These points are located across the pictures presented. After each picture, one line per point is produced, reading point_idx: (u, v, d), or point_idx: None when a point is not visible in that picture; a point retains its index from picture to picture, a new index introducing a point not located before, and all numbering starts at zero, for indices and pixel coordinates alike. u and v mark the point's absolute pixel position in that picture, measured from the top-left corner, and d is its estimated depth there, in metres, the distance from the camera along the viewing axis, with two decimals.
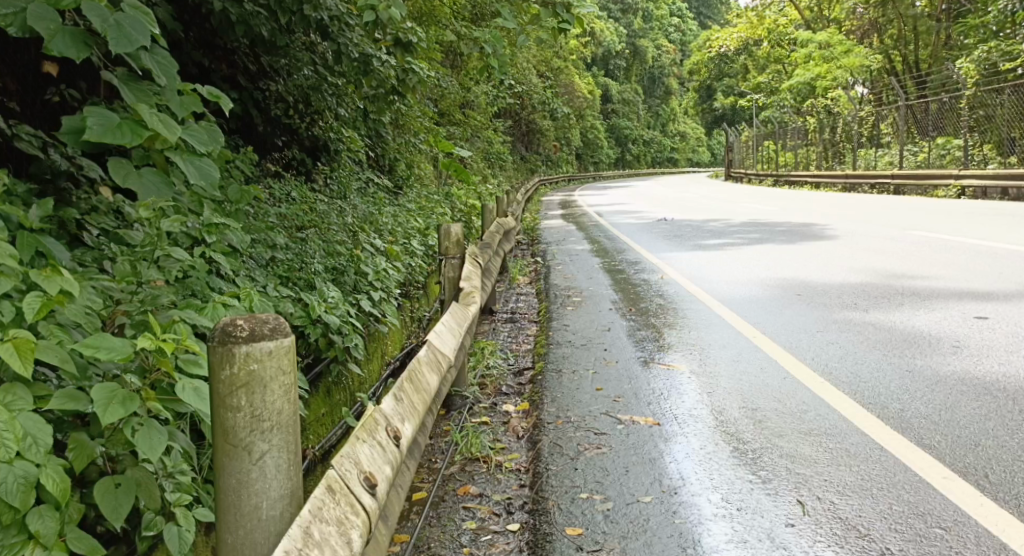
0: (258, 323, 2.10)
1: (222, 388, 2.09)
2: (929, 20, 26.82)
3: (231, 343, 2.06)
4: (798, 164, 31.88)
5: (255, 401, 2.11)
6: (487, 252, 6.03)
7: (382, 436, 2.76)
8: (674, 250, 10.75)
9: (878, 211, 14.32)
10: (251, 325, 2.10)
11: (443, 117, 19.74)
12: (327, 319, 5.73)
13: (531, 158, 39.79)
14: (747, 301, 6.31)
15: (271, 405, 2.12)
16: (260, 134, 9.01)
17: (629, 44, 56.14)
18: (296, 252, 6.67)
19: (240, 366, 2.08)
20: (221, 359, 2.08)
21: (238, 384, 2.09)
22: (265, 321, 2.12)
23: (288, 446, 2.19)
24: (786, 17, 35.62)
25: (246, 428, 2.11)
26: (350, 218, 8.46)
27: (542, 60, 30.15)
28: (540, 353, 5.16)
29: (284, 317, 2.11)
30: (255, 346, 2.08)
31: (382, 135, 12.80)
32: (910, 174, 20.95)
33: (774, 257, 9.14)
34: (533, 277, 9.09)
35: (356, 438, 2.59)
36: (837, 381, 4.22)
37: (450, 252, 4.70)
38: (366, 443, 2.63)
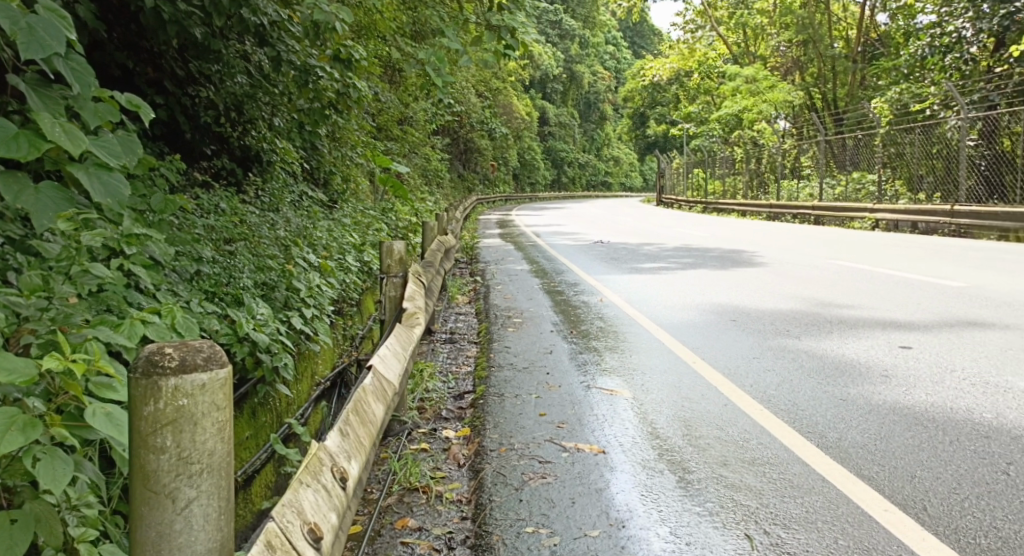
0: (189, 353, 1.98)
1: (144, 425, 1.95)
2: (846, 62, 27.56)
3: (158, 375, 1.93)
4: (726, 193, 32.52)
5: (183, 441, 1.98)
6: (429, 270, 5.88)
7: (329, 479, 2.59)
8: (611, 272, 10.78)
9: (805, 240, 14.63)
10: (181, 355, 1.97)
11: (380, 131, 19.53)
12: (254, 337, 5.62)
13: (468, 177, 39.73)
14: (685, 325, 6.29)
15: (201, 446, 2.00)
16: (188, 141, 8.71)
17: (566, 68, 56.69)
18: (223, 265, 6.44)
19: (168, 401, 1.95)
20: (145, 393, 1.94)
21: (164, 421, 1.95)
22: (197, 351, 2.00)
23: (219, 493, 2.05)
24: (716, 51, 36.47)
25: (171, 472, 1.98)
26: (282, 231, 8.22)
27: (480, 80, 30.18)
28: (481, 375, 5.01)
29: (219, 349, 1.99)
30: (186, 378, 1.95)
31: (317, 148, 12.55)
32: (829, 206, 21.53)
33: (709, 282, 9.21)
34: (471, 296, 8.95)
35: (299, 482, 2.41)
36: (775, 409, 4.18)
37: (392, 271, 4.54)
38: (310, 486, 2.46)
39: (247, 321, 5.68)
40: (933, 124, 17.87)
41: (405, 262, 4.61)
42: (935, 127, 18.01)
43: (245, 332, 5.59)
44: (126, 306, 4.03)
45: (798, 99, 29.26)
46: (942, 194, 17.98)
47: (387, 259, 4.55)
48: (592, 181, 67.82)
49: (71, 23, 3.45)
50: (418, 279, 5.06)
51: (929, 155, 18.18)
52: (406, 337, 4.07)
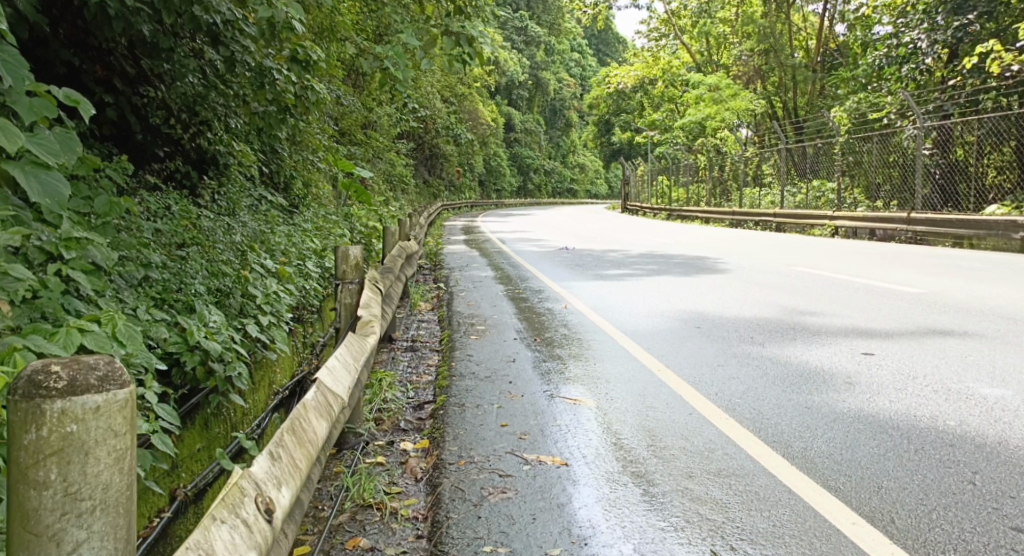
0: (80, 374, 1.83)
1: (25, 456, 1.81)
2: (805, 71, 27.81)
3: (41, 399, 1.79)
4: (689, 200, 32.70)
5: (70, 474, 1.83)
6: (389, 276, 5.75)
7: (248, 511, 2.41)
8: (575, 278, 10.72)
9: (767, 247, 14.71)
10: (71, 375, 1.82)
11: (344, 136, 19.36)
12: (206, 346, 5.43)
13: (434, 183, 39.55)
14: (649, 333, 6.21)
15: (90, 478, 1.85)
16: (139, 141, 8.51)
17: (531, 75, 56.78)
18: (175, 271, 6.26)
19: (53, 428, 1.80)
20: (28, 419, 1.80)
21: (48, 451, 1.81)
22: (91, 371, 1.85)
23: (113, 531, 1.90)
24: (680, 59, 36.75)
25: (55, 509, 1.83)
26: (238, 236, 8.02)
27: (445, 85, 30.11)
28: (442, 384, 4.87)
29: (114, 369, 1.84)
30: (73, 402, 1.80)
31: (277, 151, 12.35)
32: (790, 214, 21.69)
33: (674, 289, 9.17)
34: (434, 303, 8.81)
35: (214, 515, 2.25)
36: (741, 418, 4.10)
37: (348, 276, 4.41)
38: (224, 523, 2.28)
39: (198, 328, 5.48)
40: (888, 133, 18.10)
41: (360, 267, 4.48)
42: (891, 136, 18.26)
43: (196, 340, 5.39)
44: (63, 313, 3.98)
45: (760, 108, 29.52)
46: (898, 201, 18.22)
47: (341, 264, 4.41)
48: (558, 188, 67.95)
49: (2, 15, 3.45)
50: (376, 285, 4.93)
51: (887, 162, 18.45)
52: (358, 346, 3.92)
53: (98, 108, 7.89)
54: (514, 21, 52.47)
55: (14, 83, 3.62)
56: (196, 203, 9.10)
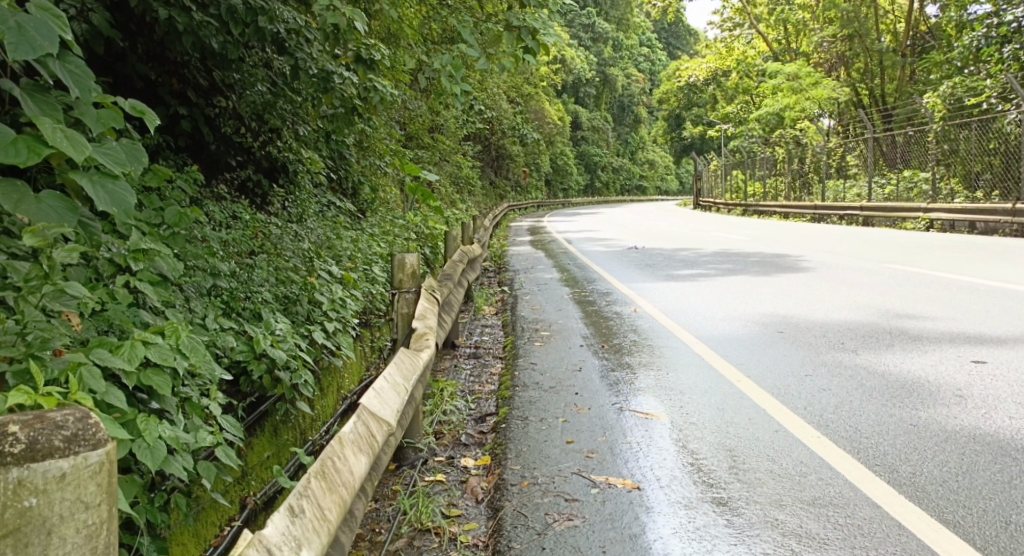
0: (45, 434, 1.64)
1: None
2: (894, 56, 26.90)
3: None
4: (766, 194, 31.90)
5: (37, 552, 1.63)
6: (449, 282, 5.64)
7: None
8: (646, 280, 10.43)
9: (849, 243, 14.16)
10: (33, 435, 1.63)
11: (411, 139, 19.38)
12: (272, 353, 5.33)
13: (501, 184, 39.44)
14: (726, 339, 5.92)
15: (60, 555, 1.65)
16: (212, 152, 8.56)
17: (600, 72, 55.99)
18: (245, 277, 6.22)
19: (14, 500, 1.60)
20: None
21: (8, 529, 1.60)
22: (58, 428, 1.66)
23: None
24: (755, 50, 35.97)
25: None
26: (306, 243, 7.99)
27: (512, 85, 29.95)
28: (505, 395, 4.71)
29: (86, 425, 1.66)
30: (33, 469, 1.61)
31: (346, 156, 12.36)
32: (878, 206, 20.92)
33: (750, 289, 8.81)
34: (499, 307, 8.67)
35: None
36: (834, 436, 3.79)
37: (404, 287, 4.32)
38: None
39: (265, 336, 5.40)
40: (989, 118, 17.35)
41: (416, 277, 4.38)
42: (992, 122, 17.52)
43: (262, 348, 5.32)
44: (131, 325, 3.78)
45: (843, 96, 28.59)
46: (1001, 191, 17.43)
47: (396, 274, 4.33)
48: (627, 185, 67.31)
49: (66, 22, 3.26)
50: (434, 294, 4.81)
51: (989, 148, 17.60)
52: (411, 361, 3.81)
53: (172, 120, 7.95)
54: (581, 18, 52.04)
55: (80, 94, 3.40)
56: (266, 211, 9.13)
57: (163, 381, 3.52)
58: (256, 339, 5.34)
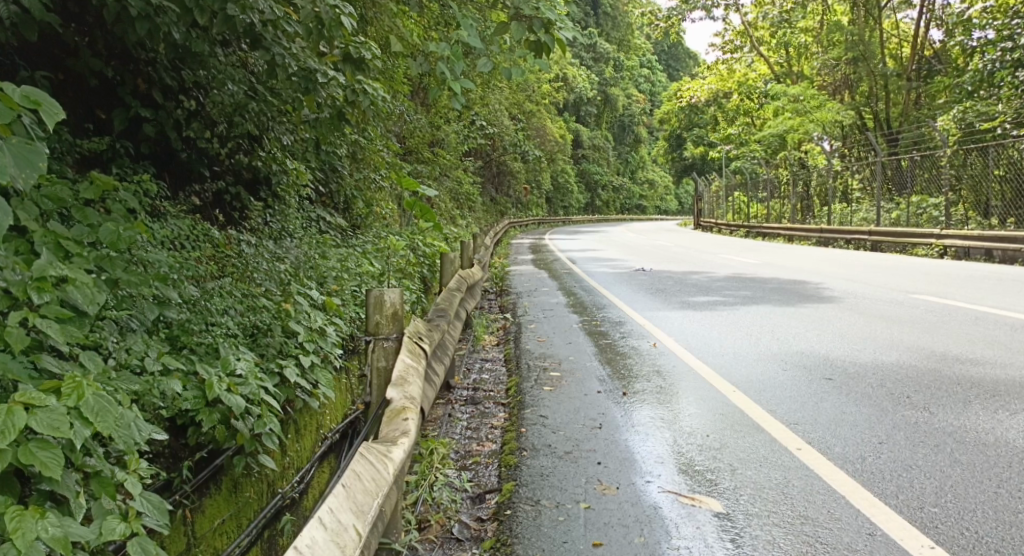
0: None
1: None
2: (900, 80, 25.91)
3: None
4: (770, 217, 31.05)
5: None
6: (444, 318, 4.81)
7: None
8: (659, 307, 9.55)
9: (868, 270, 13.28)
10: None
11: (408, 154, 18.49)
12: (228, 400, 4.52)
13: (500, 201, 38.49)
14: (770, 384, 5.04)
15: None
16: (182, 160, 7.55)
17: (600, 91, 54.00)
18: (206, 304, 5.37)
19: None
20: None
21: None
22: None
23: None
24: (756, 72, 35.32)
25: None
26: (284, 265, 7.11)
27: (512, 100, 29.01)
28: (509, 463, 3.86)
29: None
30: None
31: (337, 169, 11.44)
32: (889, 231, 20.00)
33: (778, 321, 7.91)
34: (501, 337, 7.76)
35: None
36: (954, 548, 2.94)
37: (382, 333, 3.68)
38: None
39: (222, 379, 4.59)
40: (1003, 143, 16.57)
41: (397, 320, 3.73)
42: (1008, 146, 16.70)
43: (217, 395, 4.49)
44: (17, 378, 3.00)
45: (847, 119, 27.45)
46: (1016, 218, 16.62)
47: (372, 316, 3.69)
48: (626, 204, 66.56)
49: None
50: (420, 342, 4.06)
51: (1005, 175, 16.78)
52: (374, 473, 2.87)
53: (135, 125, 6.99)
54: (583, 39, 51.90)
55: None
56: (244, 226, 8.27)
57: (52, 460, 2.76)
58: (208, 384, 4.49)
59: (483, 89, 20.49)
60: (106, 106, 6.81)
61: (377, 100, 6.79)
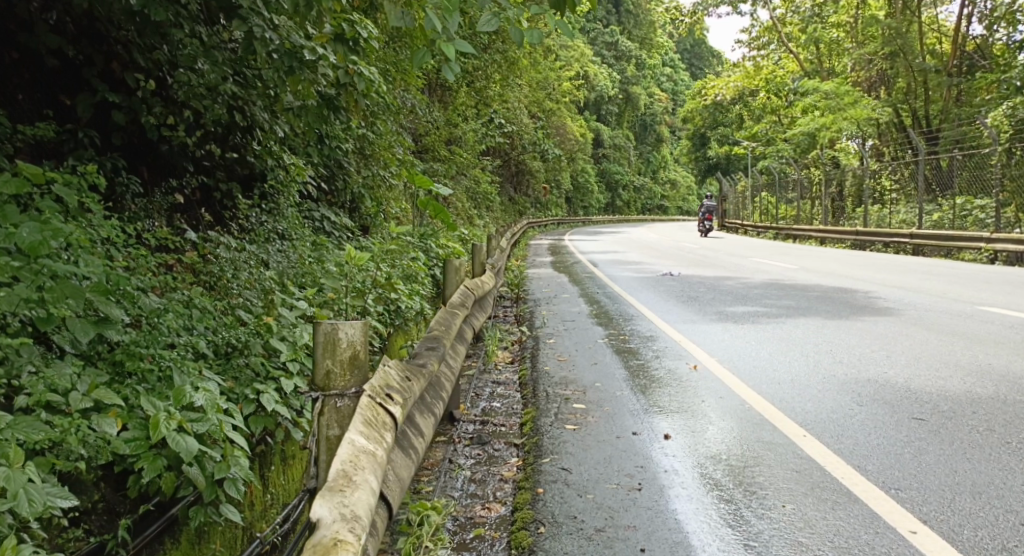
0: None
1: None
2: (938, 76, 24.64)
3: None
4: (800, 219, 29.95)
5: None
6: (437, 355, 3.98)
7: None
8: (695, 318, 8.64)
9: (916, 277, 12.31)
10: None
11: (424, 152, 17.59)
12: (181, 442, 3.62)
13: (520, 201, 37.47)
14: (848, 426, 4.15)
15: None
16: (162, 153, 6.67)
17: (622, 90, 52.78)
18: (158, 321, 4.43)
19: None
20: None
21: None
22: None
23: None
24: (785, 68, 34.20)
25: None
26: (270, 272, 6.26)
27: (531, 98, 28.04)
28: (523, 546, 3.02)
29: None
30: None
31: (343, 165, 10.52)
32: (931, 234, 18.86)
33: (831, 337, 6.99)
34: (516, 354, 6.88)
35: None
36: None
37: (333, 389, 3.00)
38: None
39: (171, 414, 3.72)
40: None
41: (356, 371, 3.04)
42: None
43: (162, 436, 3.61)
44: None
45: (884, 116, 26.28)
46: None
47: (322, 363, 3.01)
48: (648, 205, 65.51)
49: None
50: (388, 402, 3.23)
51: None
52: None
53: (103, 112, 6.14)
54: (606, 36, 50.85)
55: None
56: (233, 229, 7.44)
57: None
58: (152, 421, 3.61)
59: (502, 84, 19.55)
60: (68, 89, 5.96)
61: (373, 86, 5.84)
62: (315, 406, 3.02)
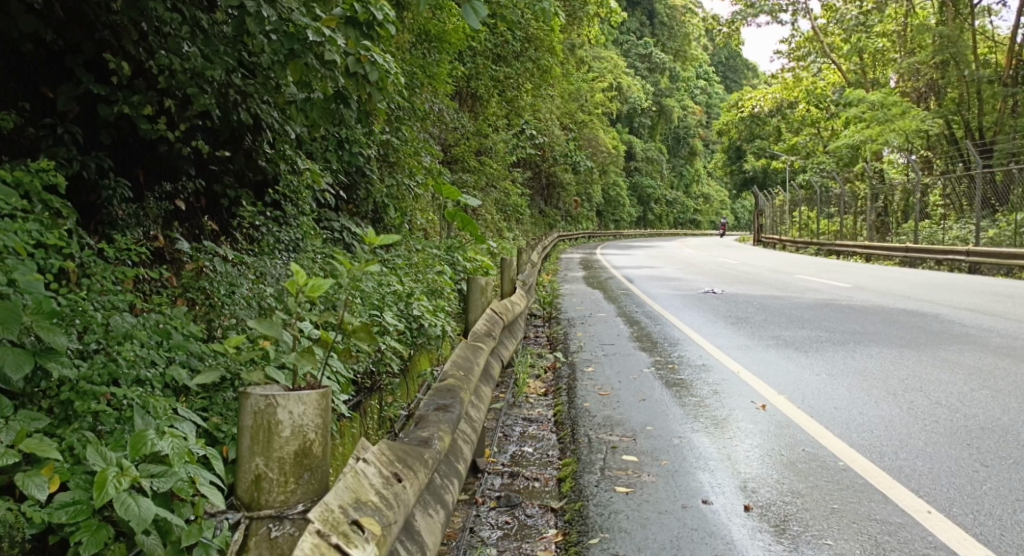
0: None
1: None
2: (993, 85, 23.40)
3: None
4: (842, 234, 28.78)
5: None
6: (446, 423, 3.18)
7: None
8: (748, 343, 7.80)
9: (985, 298, 11.35)
10: None
11: (453, 162, 16.82)
12: (133, 504, 2.86)
13: (551, 214, 36.51)
14: (982, 498, 3.48)
15: None
16: (161, 155, 5.87)
17: (655, 102, 51.76)
18: (118, 349, 3.65)
19: None
20: None
21: None
22: None
23: None
24: (825, 81, 33.18)
25: None
26: (272, 288, 5.51)
27: (563, 107, 27.19)
28: None
29: None
30: None
31: (365, 171, 9.67)
32: (991, 251, 17.70)
33: (913, 371, 6.15)
34: (548, 385, 6.08)
35: None
36: None
37: (268, 503, 2.35)
38: None
39: (122, 468, 2.95)
40: None
41: (302, 477, 2.39)
42: None
43: (108, 500, 2.85)
44: None
45: (934, 128, 24.74)
46: None
47: (252, 463, 2.36)
48: (679, 219, 64.43)
49: None
50: (346, 543, 2.30)
51: None
52: None
53: (90, 106, 5.37)
54: (638, 48, 49.83)
55: None
56: (237, 239, 6.71)
57: None
58: (97, 478, 2.86)
59: (534, 92, 18.72)
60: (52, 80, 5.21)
61: (391, 78, 5.03)
62: (241, 535, 2.35)
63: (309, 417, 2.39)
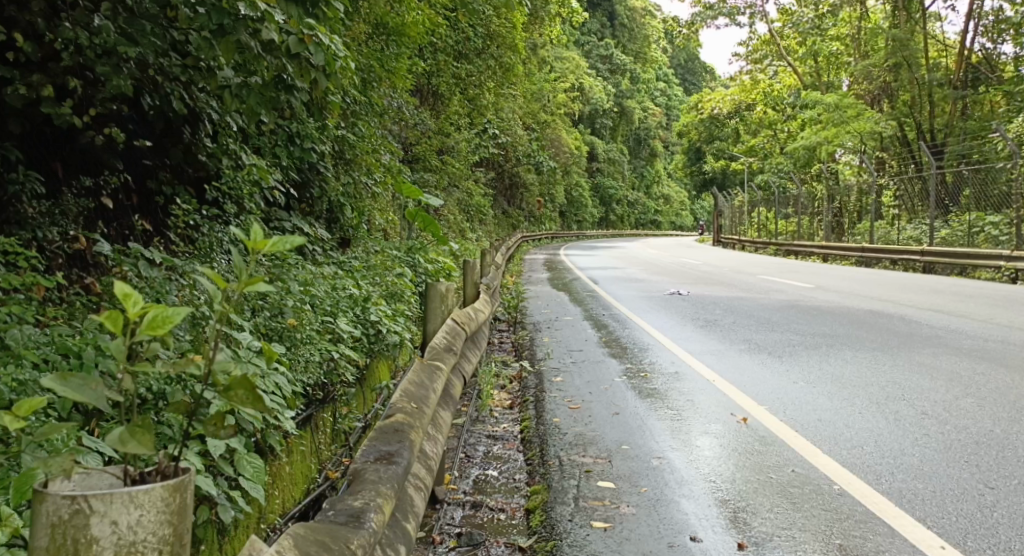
0: None
1: None
2: (943, 88, 23.08)
3: None
4: (802, 234, 28.74)
5: None
6: (389, 481, 2.55)
7: None
8: (720, 347, 7.44)
9: (951, 298, 11.13)
10: None
11: (414, 161, 16.28)
12: None
13: (513, 214, 36.13)
14: (997, 528, 3.09)
15: None
16: (81, 146, 5.31)
17: (616, 103, 51.57)
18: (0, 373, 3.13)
19: None
20: None
21: None
22: None
23: None
24: (782, 83, 33.19)
25: None
26: (206, 296, 4.97)
27: (525, 107, 26.79)
28: None
29: None
30: None
31: (318, 168, 9.08)
32: (945, 251, 17.57)
33: (894, 377, 5.81)
34: (516, 397, 5.59)
35: None
36: None
37: None
38: None
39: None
40: None
41: None
42: None
43: None
44: None
45: (888, 130, 24.48)
46: None
47: None
48: (640, 219, 64.50)
49: None
50: None
51: None
52: None
53: None
54: (599, 49, 49.56)
55: None
56: (172, 243, 6.15)
57: None
58: None
59: (496, 89, 18.25)
60: None
61: (338, 65, 4.53)
62: None
63: (147, 526, 1.61)
